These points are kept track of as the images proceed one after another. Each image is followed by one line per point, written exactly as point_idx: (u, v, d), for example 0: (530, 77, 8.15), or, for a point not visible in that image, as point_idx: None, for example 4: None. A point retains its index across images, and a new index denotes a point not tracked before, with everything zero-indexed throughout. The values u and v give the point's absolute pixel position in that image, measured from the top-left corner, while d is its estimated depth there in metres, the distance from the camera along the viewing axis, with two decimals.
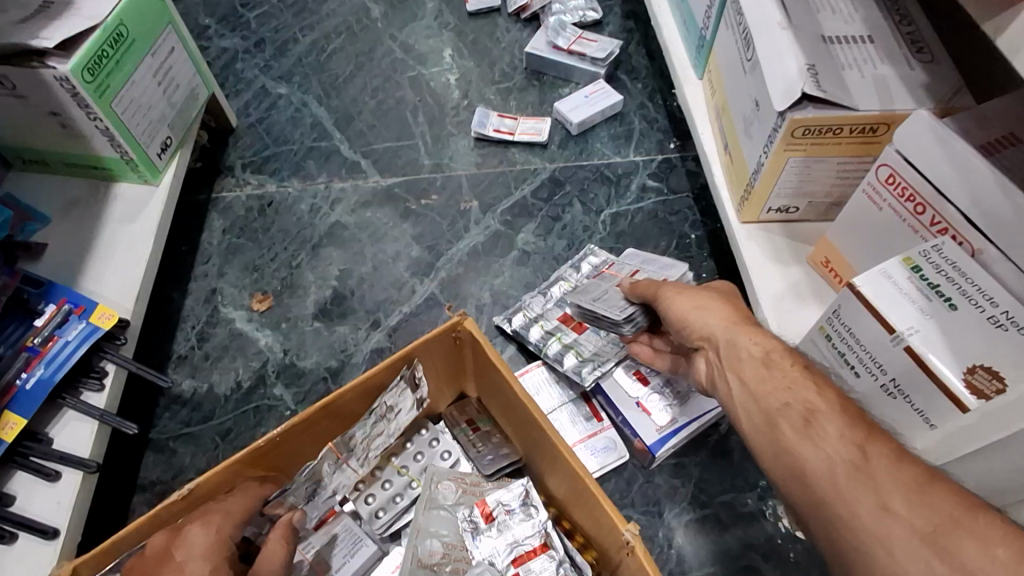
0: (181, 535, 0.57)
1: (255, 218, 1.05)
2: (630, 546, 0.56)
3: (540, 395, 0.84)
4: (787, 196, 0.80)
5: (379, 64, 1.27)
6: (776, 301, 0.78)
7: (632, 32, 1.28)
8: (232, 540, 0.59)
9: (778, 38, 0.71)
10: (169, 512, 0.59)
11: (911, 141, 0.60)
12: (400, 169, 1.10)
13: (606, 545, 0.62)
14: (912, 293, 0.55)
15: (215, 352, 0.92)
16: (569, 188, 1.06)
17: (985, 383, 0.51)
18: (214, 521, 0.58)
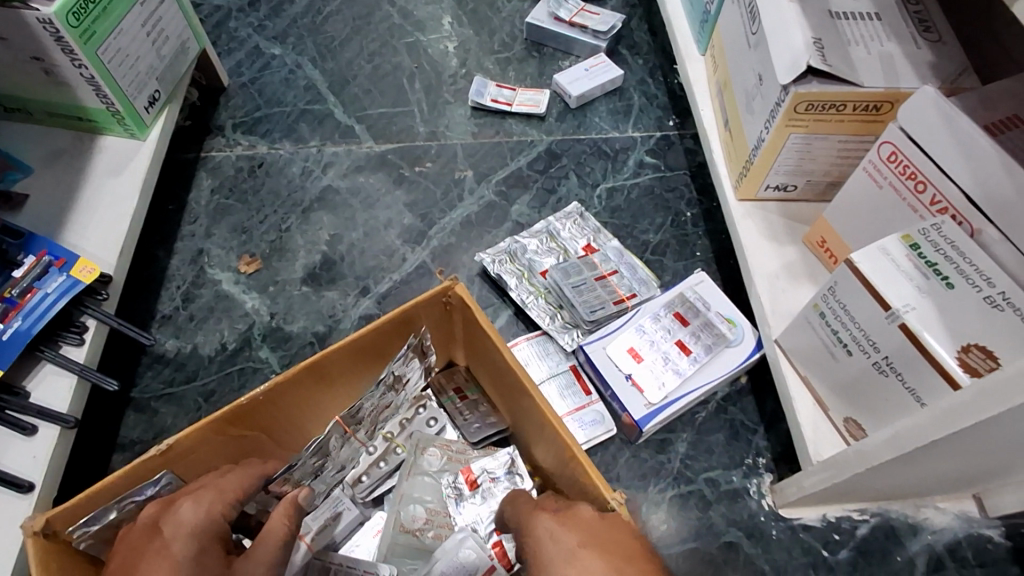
0: (171, 511, 0.56)
1: (244, 179, 1.03)
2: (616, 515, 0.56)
3: (529, 366, 0.83)
4: (786, 175, 0.79)
5: (376, 29, 1.24)
6: (770, 280, 0.78)
7: (635, 7, 1.26)
8: (223, 518, 0.58)
9: (784, 10, 0.70)
10: (171, 458, 0.60)
11: (916, 118, 0.59)
12: (394, 135, 1.08)
13: None
14: (910, 271, 0.55)
15: (200, 314, 0.90)
16: (566, 162, 1.05)
17: (979, 363, 0.50)
18: (206, 498, 0.57)
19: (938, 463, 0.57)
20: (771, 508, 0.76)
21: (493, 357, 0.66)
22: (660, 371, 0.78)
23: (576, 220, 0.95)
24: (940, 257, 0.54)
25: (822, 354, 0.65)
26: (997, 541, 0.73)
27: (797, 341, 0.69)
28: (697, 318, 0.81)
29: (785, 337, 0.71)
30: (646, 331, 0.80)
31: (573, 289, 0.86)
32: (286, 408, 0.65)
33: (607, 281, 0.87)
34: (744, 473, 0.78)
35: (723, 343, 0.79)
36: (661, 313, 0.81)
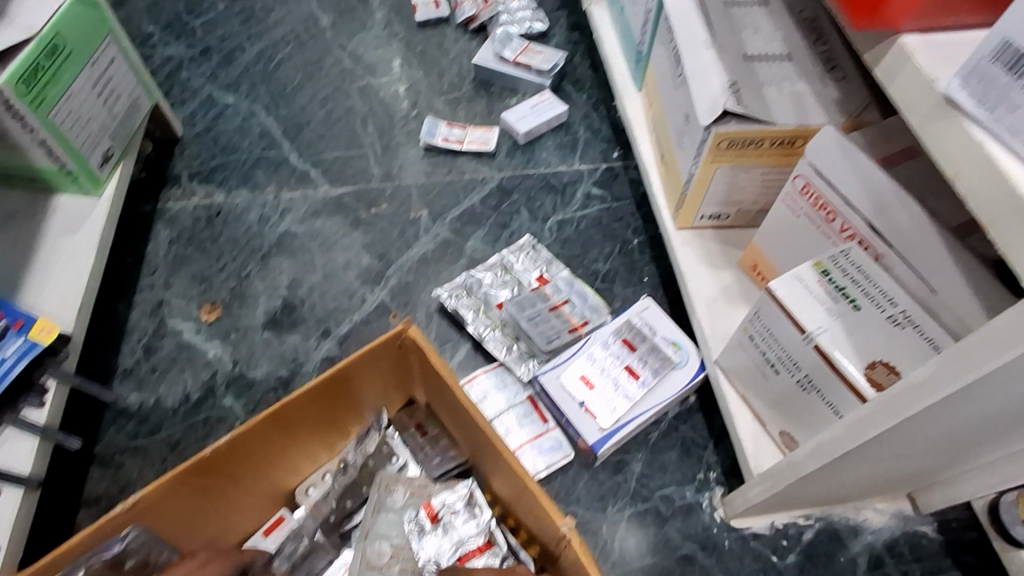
0: None
1: (202, 228, 1.05)
2: (567, 539, 0.59)
3: (488, 399, 0.87)
4: (717, 205, 0.85)
5: (328, 74, 1.28)
6: (708, 303, 0.83)
7: (577, 44, 1.33)
8: None
9: (703, 56, 0.76)
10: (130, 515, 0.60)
11: (821, 155, 0.65)
12: (350, 178, 1.12)
13: (547, 541, 0.65)
14: (822, 295, 0.60)
15: (163, 364, 0.91)
16: (517, 197, 1.10)
17: (883, 377, 0.56)
18: None
19: (861, 469, 0.62)
20: (723, 520, 0.80)
21: (449, 395, 0.69)
22: (612, 397, 0.82)
23: (529, 251, 1.00)
24: (848, 281, 0.60)
25: (755, 373, 0.71)
26: (931, 536, 0.78)
27: (733, 362, 0.74)
28: (643, 343, 0.85)
29: (723, 358, 0.76)
30: (596, 358, 0.84)
31: (528, 320, 0.90)
32: (248, 460, 0.67)
33: (560, 311, 0.91)
34: (697, 488, 0.82)
35: (669, 366, 0.84)
36: (609, 340, 0.86)
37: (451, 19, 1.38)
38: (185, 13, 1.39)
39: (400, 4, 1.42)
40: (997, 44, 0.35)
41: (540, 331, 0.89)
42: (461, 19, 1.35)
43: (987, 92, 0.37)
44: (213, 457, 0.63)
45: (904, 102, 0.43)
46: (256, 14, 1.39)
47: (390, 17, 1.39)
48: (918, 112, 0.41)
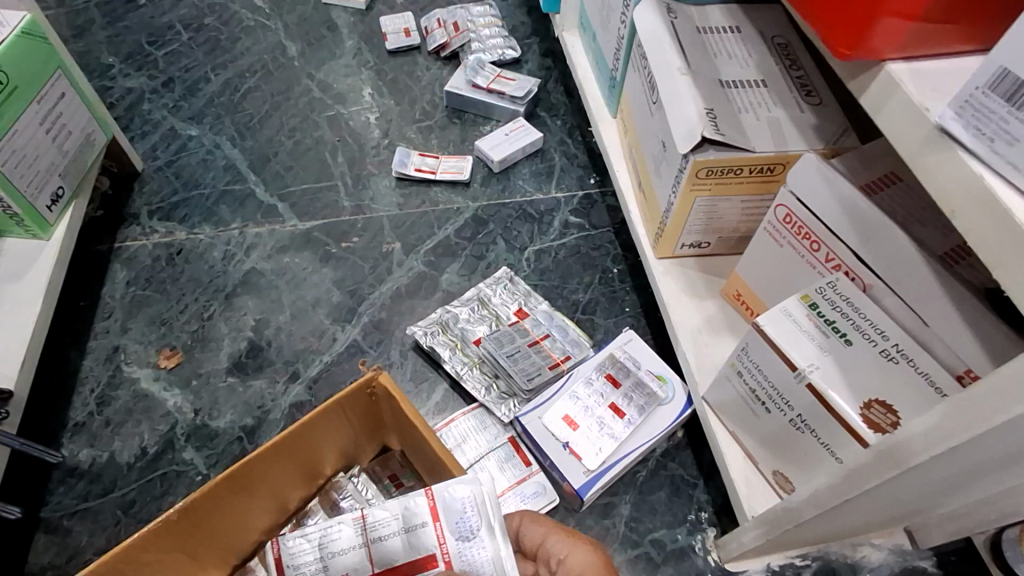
0: None
1: (162, 267, 1.00)
2: None
3: (466, 442, 0.82)
4: (697, 233, 0.82)
5: (296, 103, 1.25)
6: (693, 335, 0.80)
7: (550, 70, 1.31)
8: None
9: (678, 83, 0.74)
10: None
11: (803, 183, 0.63)
12: (319, 212, 1.07)
13: None
14: (812, 330, 0.58)
15: (118, 417, 0.86)
16: (493, 227, 1.06)
17: (881, 418, 0.53)
18: None
19: (863, 511, 0.59)
20: (717, 563, 0.76)
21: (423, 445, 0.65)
22: (597, 437, 0.78)
23: (507, 285, 0.97)
24: (838, 315, 0.57)
25: (744, 410, 0.68)
26: (931, 572, 0.75)
27: (721, 398, 0.71)
28: (628, 378, 0.82)
29: (710, 393, 0.73)
30: (579, 397, 0.81)
31: (507, 357, 0.86)
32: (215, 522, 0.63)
33: (541, 347, 0.88)
34: (688, 530, 0.78)
35: (655, 402, 0.80)
36: (592, 376, 0.82)
37: (422, 47, 1.36)
38: (147, 43, 1.35)
39: (370, 32, 1.40)
40: (993, 73, 0.32)
41: (520, 369, 0.85)
42: (432, 46, 1.33)
43: (985, 124, 0.34)
44: (177, 521, 0.59)
45: (893, 135, 0.40)
46: (221, 44, 1.36)
47: (360, 45, 1.37)
48: (907, 145, 0.39)
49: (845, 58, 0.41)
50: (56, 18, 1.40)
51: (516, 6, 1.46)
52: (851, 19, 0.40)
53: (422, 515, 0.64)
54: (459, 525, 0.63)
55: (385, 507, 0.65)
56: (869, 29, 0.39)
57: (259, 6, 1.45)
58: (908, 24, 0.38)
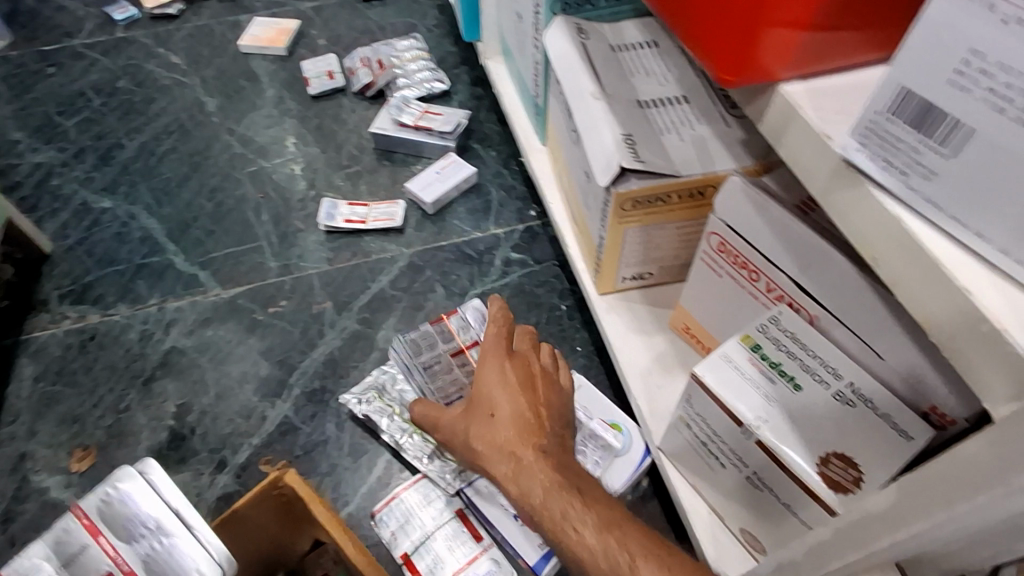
0: None
1: (74, 357, 0.92)
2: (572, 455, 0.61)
3: (413, 520, 0.74)
4: (636, 265, 0.76)
5: (215, 162, 1.18)
6: (643, 377, 0.74)
7: (481, 99, 1.26)
8: None
9: (592, 109, 0.68)
10: None
11: (732, 209, 0.57)
12: (243, 277, 1.00)
13: None
14: (756, 376, 0.51)
15: (26, 533, 0.78)
16: (429, 273, 1.00)
17: (841, 474, 0.47)
18: None
19: None
20: None
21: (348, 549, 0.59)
22: None
23: (446, 335, 0.91)
24: (782, 355, 0.51)
25: (699, 462, 0.62)
26: None
27: (675, 448, 0.65)
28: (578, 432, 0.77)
29: (664, 443, 0.67)
30: None
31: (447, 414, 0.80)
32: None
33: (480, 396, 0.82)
34: None
35: (610, 454, 0.74)
36: None
37: (347, 88, 1.31)
38: (55, 115, 1.28)
39: (292, 79, 1.34)
40: (893, 94, 0.27)
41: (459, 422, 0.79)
42: (357, 87, 1.28)
43: (893, 155, 0.28)
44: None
45: (801, 170, 0.34)
46: (135, 107, 1.29)
47: (282, 93, 1.31)
48: (816, 179, 0.33)
49: (735, 86, 0.35)
50: None
51: (442, 37, 1.41)
52: (732, 40, 0.34)
53: (80, 538, 0.56)
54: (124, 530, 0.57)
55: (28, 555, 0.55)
56: (753, 49, 0.33)
57: (175, 63, 1.39)
58: (799, 34, 0.32)
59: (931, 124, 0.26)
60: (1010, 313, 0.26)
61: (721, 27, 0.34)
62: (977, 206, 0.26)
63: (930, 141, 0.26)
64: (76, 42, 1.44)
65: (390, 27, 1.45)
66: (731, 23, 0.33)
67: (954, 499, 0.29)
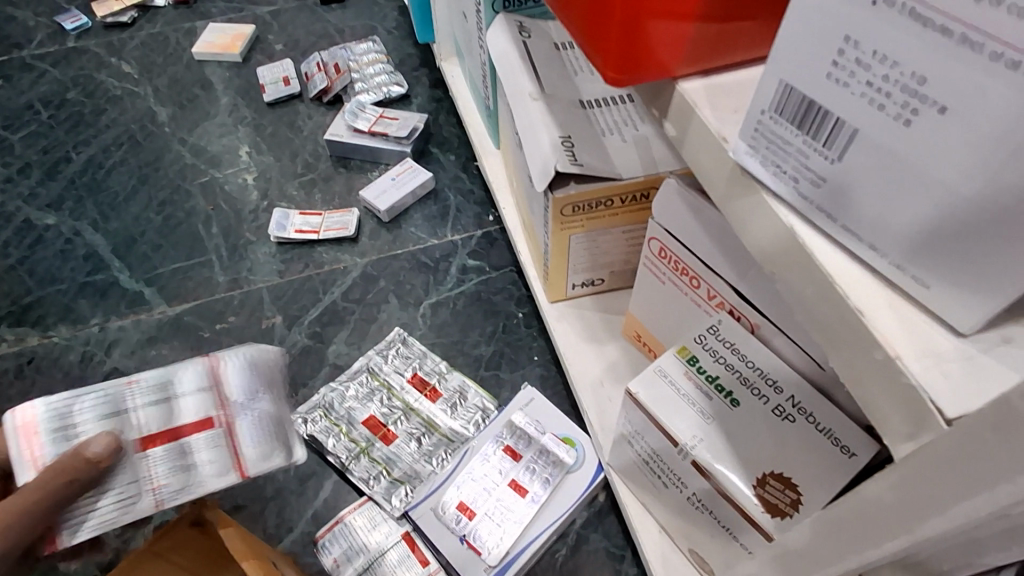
0: None
1: (10, 382, 0.88)
2: None
3: (356, 549, 0.71)
4: (586, 271, 0.73)
5: (165, 174, 1.14)
6: (594, 389, 0.71)
7: (441, 102, 1.23)
8: None
9: (530, 110, 0.65)
10: None
11: (668, 213, 0.54)
12: (190, 293, 0.97)
13: None
14: (692, 392, 0.49)
15: None
16: (383, 284, 0.97)
17: (779, 496, 0.44)
18: None
19: None
20: None
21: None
22: (498, 525, 0.70)
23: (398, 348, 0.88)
24: (719, 367, 0.48)
25: (645, 479, 0.59)
26: None
27: (623, 464, 0.62)
28: (529, 448, 0.74)
29: (612, 458, 0.64)
30: (475, 478, 0.73)
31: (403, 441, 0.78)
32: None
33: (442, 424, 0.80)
34: None
35: (563, 470, 0.72)
36: (489, 451, 0.75)
37: (304, 94, 1.27)
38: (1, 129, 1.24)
39: (247, 86, 1.30)
40: (775, 90, 0.25)
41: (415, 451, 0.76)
42: (313, 92, 1.24)
43: (782, 160, 0.27)
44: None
45: (702, 174, 0.33)
46: (84, 119, 1.25)
47: (236, 101, 1.27)
48: (715, 186, 0.31)
49: (623, 84, 0.32)
50: None
51: (402, 39, 1.37)
52: (614, 36, 0.31)
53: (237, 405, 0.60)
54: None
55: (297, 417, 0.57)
56: (642, 45, 0.31)
57: (127, 73, 1.34)
58: (688, 27, 0.30)
59: (815, 123, 0.25)
60: (902, 333, 0.25)
61: (603, 21, 0.31)
62: (868, 220, 0.25)
63: (815, 142, 0.25)
64: (25, 54, 1.40)
65: (350, 31, 1.42)
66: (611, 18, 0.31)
67: (871, 543, 0.29)
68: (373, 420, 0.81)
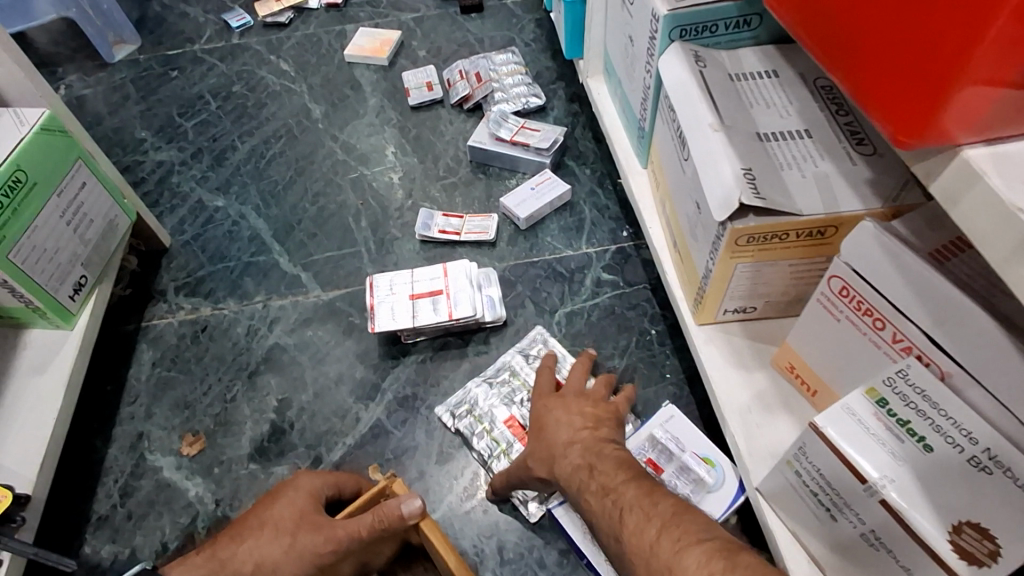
0: None
1: (187, 346, 0.98)
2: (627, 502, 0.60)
3: (429, 278, 0.95)
4: (741, 298, 0.75)
5: (320, 167, 1.23)
6: (742, 415, 0.72)
7: (576, 116, 1.27)
8: None
9: (710, 141, 0.68)
10: None
11: (858, 253, 0.55)
12: (343, 280, 1.05)
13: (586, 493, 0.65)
14: (881, 432, 0.50)
15: (140, 509, 0.84)
16: (521, 289, 1.01)
17: (974, 545, 0.45)
18: None
19: None
20: None
21: (580, 493, 0.65)
22: None
23: (470, 271, 0.96)
24: (911, 413, 0.48)
25: (803, 510, 0.60)
26: None
27: (775, 492, 0.63)
28: (670, 463, 0.78)
29: (763, 484, 0.65)
30: None
31: None
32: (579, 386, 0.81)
33: None
34: None
35: (703, 489, 0.75)
36: None
37: (445, 100, 1.34)
38: (177, 115, 1.37)
39: (393, 89, 1.39)
40: None
41: None
42: (455, 100, 1.31)
43: None
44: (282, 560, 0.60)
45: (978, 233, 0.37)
46: (248, 111, 1.37)
47: (383, 103, 1.36)
48: (997, 250, 0.36)
49: (911, 145, 0.38)
50: (96, 96, 1.44)
51: (539, 52, 1.42)
52: (914, 107, 0.37)
53: (440, 273, 0.96)
54: (396, 313, 0.92)
55: (462, 267, 0.96)
56: (935, 116, 0.36)
57: (285, 70, 1.46)
58: (991, 100, 0.35)
59: None
60: None
61: (908, 93, 0.38)
62: None
63: None
64: (197, 48, 1.53)
65: (488, 41, 1.48)
66: (918, 91, 0.37)
67: None
68: (511, 418, 0.87)
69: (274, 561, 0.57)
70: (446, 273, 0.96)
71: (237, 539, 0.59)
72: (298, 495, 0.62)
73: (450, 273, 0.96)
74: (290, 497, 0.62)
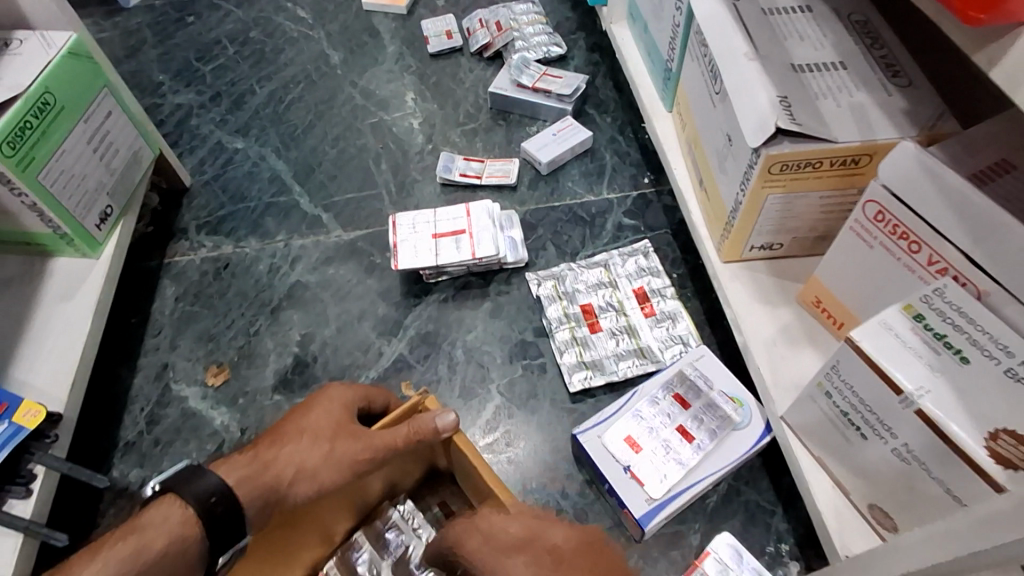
0: None
1: (210, 282, 0.98)
2: None
3: (452, 217, 0.95)
4: (769, 233, 0.75)
5: (339, 112, 1.22)
6: (766, 348, 0.73)
7: (598, 65, 1.26)
8: None
9: (745, 69, 0.67)
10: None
11: (896, 174, 0.55)
12: (363, 221, 1.05)
13: None
14: (916, 346, 0.50)
15: (166, 437, 0.86)
16: (542, 231, 1.01)
17: (1012, 451, 0.45)
18: None
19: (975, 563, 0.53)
20: None
21: None
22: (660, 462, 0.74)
23: (492, 212, 0.96)
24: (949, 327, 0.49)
25: (833, 434, 0.60)
26: None
27: (803, 420, 0.64)
28: (698, 399, 0.78)
29: (790, 414, 0.66)
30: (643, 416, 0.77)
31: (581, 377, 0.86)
32: None
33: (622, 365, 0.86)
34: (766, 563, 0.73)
35: (728, 426, 0.76)
36: (659, 395, 0.79)
37: (465, 48, 1.32)
38: (194, 60, 1.36)
39: (412, 37, 1.37)
40: None
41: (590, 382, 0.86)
42: (475, 47, 1.29)
43: None
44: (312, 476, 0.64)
45: None
46: (265, 56, 1.35)
47: (402, 50, 1.34)
48: None
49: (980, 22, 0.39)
50: (111, 40, 1.43)
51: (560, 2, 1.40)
52: None
53: (463, 212, 0.95)
54: (419, 251, 0.92)
55: (485, 207, 0.96)
56: None
57: (302, 17, 1.44)
58: None
59: None
60: None
61: None
62: None
63: None
64: None
65: None
66: None
67: None
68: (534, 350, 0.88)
69: (312, 466, 0.61)
70: (469, 212, 0.96)
71: (277, 444, 0.62)
72: (333, 407, 0.64)
73: (473, 212, 0.96)
74: (326, 408, 0.64)
